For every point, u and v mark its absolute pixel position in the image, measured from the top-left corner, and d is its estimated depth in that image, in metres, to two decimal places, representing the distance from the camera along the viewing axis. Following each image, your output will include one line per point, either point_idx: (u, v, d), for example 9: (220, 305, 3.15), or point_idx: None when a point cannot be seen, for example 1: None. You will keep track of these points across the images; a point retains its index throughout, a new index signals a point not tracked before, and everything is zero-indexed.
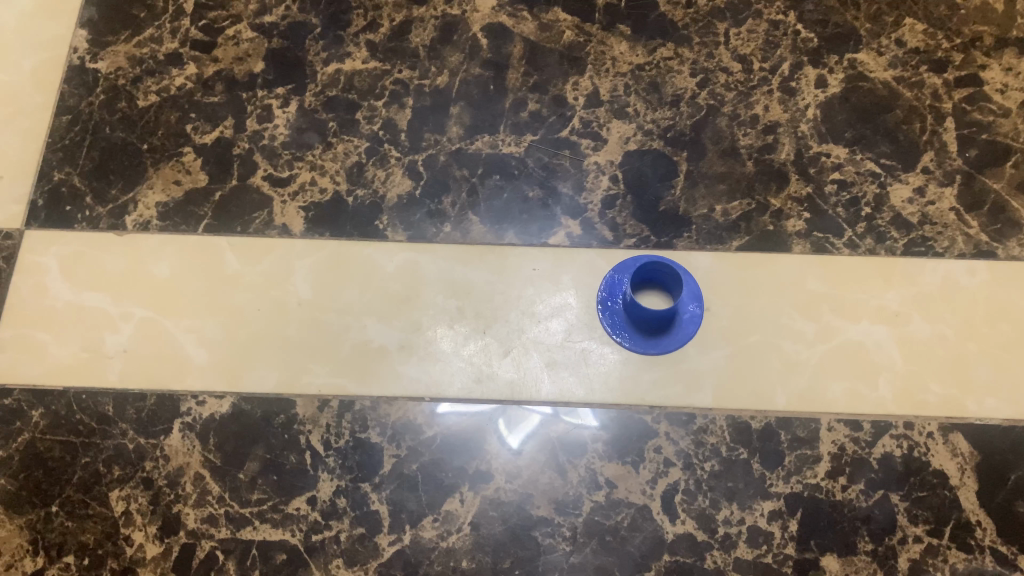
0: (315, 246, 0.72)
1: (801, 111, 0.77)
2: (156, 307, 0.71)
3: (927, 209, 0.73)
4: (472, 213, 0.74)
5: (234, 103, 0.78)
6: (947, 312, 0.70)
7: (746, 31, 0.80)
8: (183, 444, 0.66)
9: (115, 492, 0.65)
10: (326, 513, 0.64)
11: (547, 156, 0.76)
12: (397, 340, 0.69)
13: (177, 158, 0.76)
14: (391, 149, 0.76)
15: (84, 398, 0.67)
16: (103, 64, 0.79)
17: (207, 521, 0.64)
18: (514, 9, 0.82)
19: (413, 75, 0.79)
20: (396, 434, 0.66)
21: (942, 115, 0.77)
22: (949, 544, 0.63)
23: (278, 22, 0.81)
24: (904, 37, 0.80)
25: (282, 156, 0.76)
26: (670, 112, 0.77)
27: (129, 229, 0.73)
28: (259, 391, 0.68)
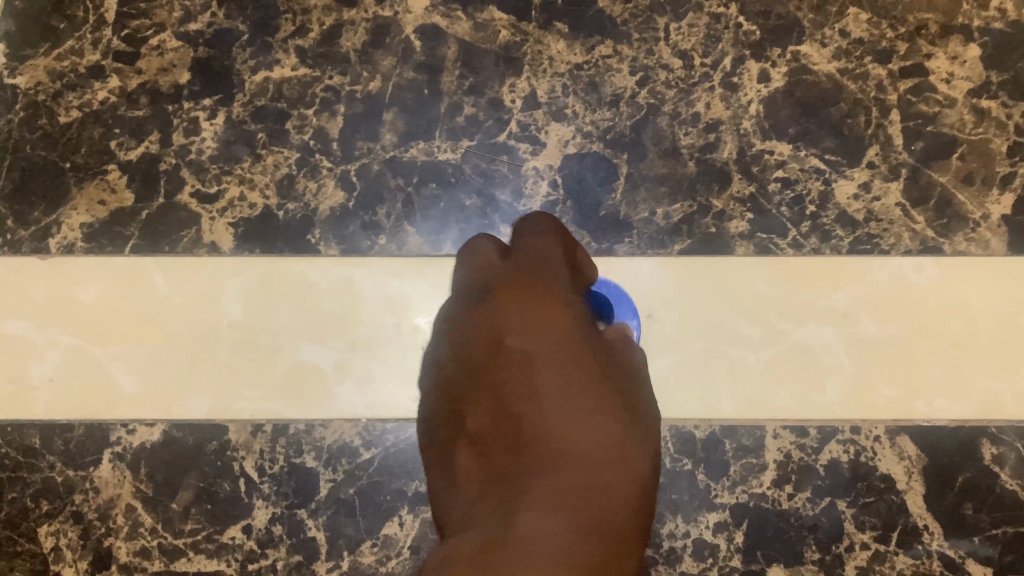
0: (246, 264, 0.70)
1: (744, 107, 0.75)
2: (82, 333, 0.69)
3: (872, 206, 0.72)
4: (408, 223, 0.72)
5: (159, 116, 0.75)
6: (897, 312, 0.69)
7: (686, 25, 0.77)
8: (113, 475, 0.65)
9: (44, 527, 0.64)
10: (262, 541, 0.63)
11: (484, 161, 0.74)
12: (332, 359, 0.67)
13: (102, 176, 0.73)
14: (322, 160, 0.73)
15: (9, 431, 0.65)
16: (21, 79, 0.76)
17: (139, 554, 0.63)
18: (448, 9, 0.78)
19: (344, 81, 0.76)
20: (333, 458, 0.65)
21: (887, 107, 0.75)
22: (897, 550, 0.64)
23: (203, 29, 0.78)
24: (848, 26, 0.78)
25: (210, 170, 0.73)
26: (609, 112, 0.75)
27: (54, 253, 0.71)
28: (191, 418, 0.66)
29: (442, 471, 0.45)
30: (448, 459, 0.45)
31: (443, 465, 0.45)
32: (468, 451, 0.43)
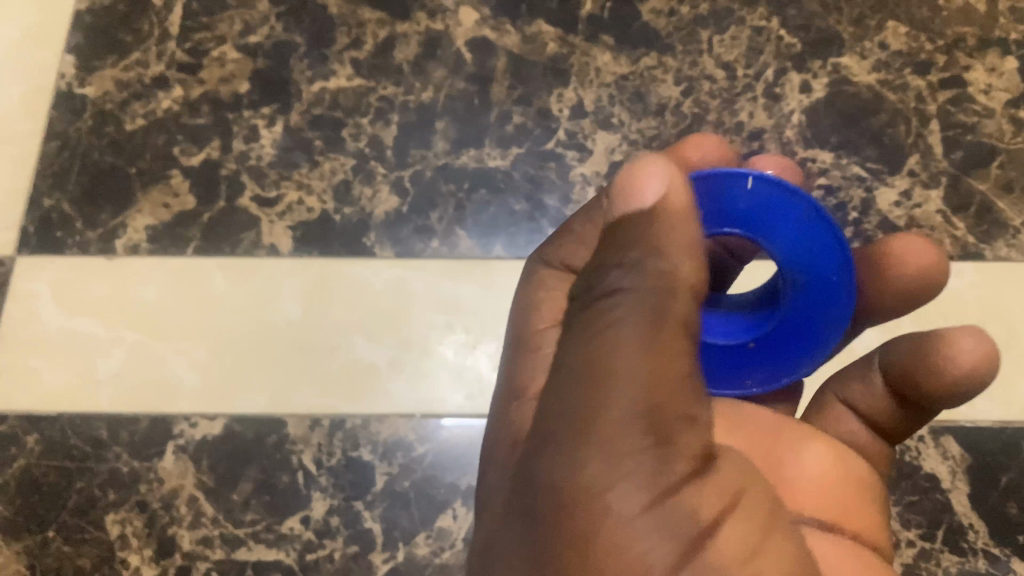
0: (302, 265, 0.73)
1: (786, 117, 0.77)
2: (145, 330, 0.71)
3: (914, 213, 0.74)
4: (459, 227, 0.74)
5: (220, 124, 0.78)
6: (934, 314, 0.70)
7: (729, 37, 0.80)
8: (177, 466, 0.67)
9: (111, 515, 0.66)
10: (320, 532, 0.65)
11: (533, 167, 0.76)
12: (386, 356, 0.70)
13: (166, 181, 0.76)
14: (377, 166, 0.76)
15: (78, 422, 0.68)
16: (91, 89, 0.80)
17: (202, 543, 0.65)
18: (497, 22, 0.81)
19: (398, 91, 0.79)
20: (388, 451, 0.67)
21: (927, 117, 0.77)
22: (943, 548, 0.64)
23: (263, 42, 0.81)
24: (887, 39, 0.80)
25: (270, 176, 0.76)
26: (655, 121, 0.77)
27: (120, 254, 0.74)
28: (251, 412, 0.68)
29: (598, 525, 0.38)
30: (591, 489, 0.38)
31: (593, 520, 0.38)
32: (668, 538, 0.38)
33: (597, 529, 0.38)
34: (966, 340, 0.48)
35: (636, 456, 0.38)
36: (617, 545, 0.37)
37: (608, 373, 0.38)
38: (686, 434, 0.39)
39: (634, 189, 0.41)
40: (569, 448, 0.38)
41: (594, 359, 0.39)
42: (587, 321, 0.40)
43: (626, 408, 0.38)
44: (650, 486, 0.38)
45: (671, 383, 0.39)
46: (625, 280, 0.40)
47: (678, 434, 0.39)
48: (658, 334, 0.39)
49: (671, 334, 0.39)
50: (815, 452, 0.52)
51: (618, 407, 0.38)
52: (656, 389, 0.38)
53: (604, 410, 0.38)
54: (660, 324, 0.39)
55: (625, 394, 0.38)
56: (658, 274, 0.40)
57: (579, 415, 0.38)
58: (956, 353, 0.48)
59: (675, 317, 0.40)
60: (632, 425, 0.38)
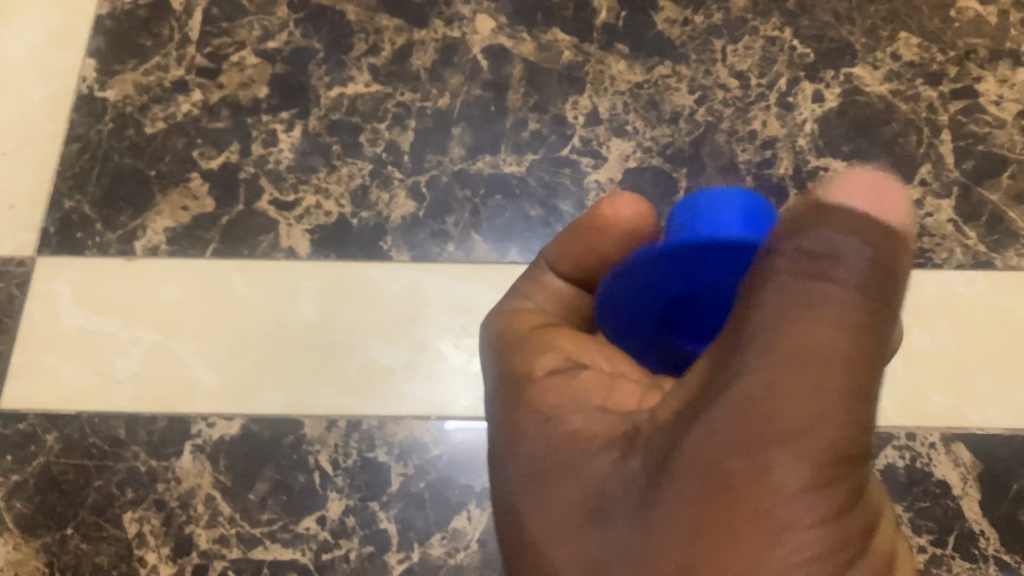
0: (320, 268, 0.73)
1: (798, 126, 0.78)
2: (164, 330, 0.72)
3: (925, 221, 0.74)
4: (474, 232, 0.75)
5: (239, 128, 0.79)
6: (946, 321, 0.71)
7: (742, 47, 0.81)
8: (194, 466, 0.67)
9: (128, 514, 0.67)
10: (335, 532, 0.66)
11: (548, 174, 0.77)
12: (402, 359, 0.70)
13: (185, 184, 0.77)
14: (394, 171, 0.77)
15: (97, 421, 0.69)
16: (111, 93, 0.81)
17: (219, 541, 0.66)
18: (513, 30, 0.82)
19: (415, 97, 0.80)
20: (403, 453, 0.67)
21: (938, 127, 0.78)
22: (954, 554, 0.65)
23: (281, 48, 0.82)
24: (899, 50, 0.81)
25: (288, 180, 0.77)
26: (669, 129, 0.78)
27: (139, 255, 0.74)
28: (268, 413, 0.69)
29: (752, 540, 0.32)
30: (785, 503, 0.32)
31: (754, 535, 0.32)
32: (816, 562, 0.32)
33: (755, 537, 0.32)
34: (907, 288, 0.53)
35: (817, 466, 0.32)
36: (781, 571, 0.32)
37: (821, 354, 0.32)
38: (858, 455, 0.32)
39: (844, 193, 0.34)
40: (742, 447, 0.33)
41: (801, 346, 0.33)
42: (787, 302, 0.34)
43: (814, 405, 0.32)
44: (822, 499, 0.32)
45: (856, 387, 0.32)
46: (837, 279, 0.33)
47: (857, 454, 0.32)
48: (864, 325, 0.33)
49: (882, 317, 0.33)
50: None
51: (802, 404, 0.32)
52: (843, 399, 0.32)
53: (781, 411, 0.32)
54: (872, 316, 0.33)
55: (816, 387, 0.32)
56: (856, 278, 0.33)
57: (768, 401, 0.33)
58: (906, 300, 0.53)
59: (866, 313, 0.33)
60: (822, 429, 0.32)
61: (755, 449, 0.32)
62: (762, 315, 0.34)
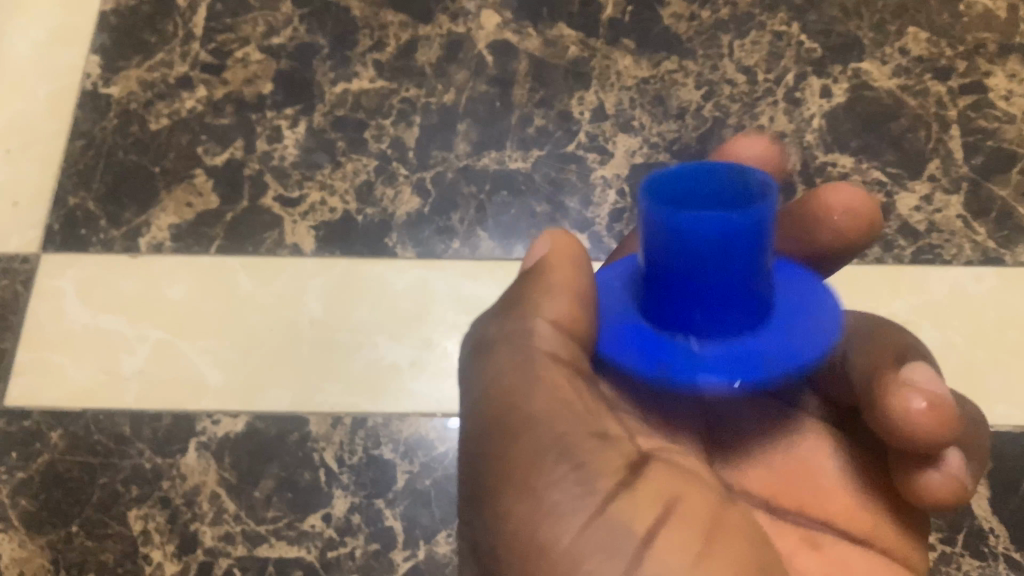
0: (326, 265, 0.73)
1: (806, 121, 0.77)
2: (169, 327, 0.72)
3: (934, 217, 0.74)
4: (480, 228, 0.74)
5: (243, 124, 0.79)
6: (955, 319, 0.70)
7: (750, 42, 0.80)
8: (199, 463, 0.67)
9: (134, 511, 0.66)
10: (341, 529, 0.65)
11: (554, 170, 0.76)
12: (408, 356, 0.70)
13: (189, 180, 0.77)
14: (399, 168, 0.77)
15: (102, 419, 0.68)
16: (116, 89, 0.80)
17: (224, 539, 0.65)
18: (519, 26, 0.82)
19: (420, 93, 0.79)
20: (409, 450, 0.67)
21: (947, 122, 0.77)
22: (963, 552, 0.64)
23: (286, 44, 0.82)
24: (907, 45, 0.80)
25: (293, 176, 0.76)
26: (676, 124, 0.77)
27: (144, 252, 0.74)
28: (273, 410, 0.68)
29: (546, 566, 0.40)
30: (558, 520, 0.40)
31: (534, 562, 0.40)
32: (614, 555, 0.39)
33: (540, 537, 0.40)
34: (918, 399, 0.42)
35: (560, 496, 0.40)
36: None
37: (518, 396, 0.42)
38: (601, 451, 0.41)
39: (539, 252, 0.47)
40: (494, 494, 0.41)
41: (496, 402, 0.42)
42: (478, 357, 0.45)
43: (536, 443, 0.41)
44: (582, 507, 0.40)
45: (562, 411, 0.42)
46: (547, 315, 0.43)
47: (587, 453, 0.41)
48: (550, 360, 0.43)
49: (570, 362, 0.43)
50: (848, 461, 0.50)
51: (536, 442, 0.41)
52: (555, 422, 0.41)
53: (518, 456, 0.41)
54: (555, 359, 0.43)
55: (536, 431, 0.41)
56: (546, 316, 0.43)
57: (510, 454, 0.41)
58: (907, 418, 0.42)
59: (560, 349, 0.43)
60: (545, 461, 0.41)
61: (513, 494, 0.41)
62: (473, 376, 0.44)
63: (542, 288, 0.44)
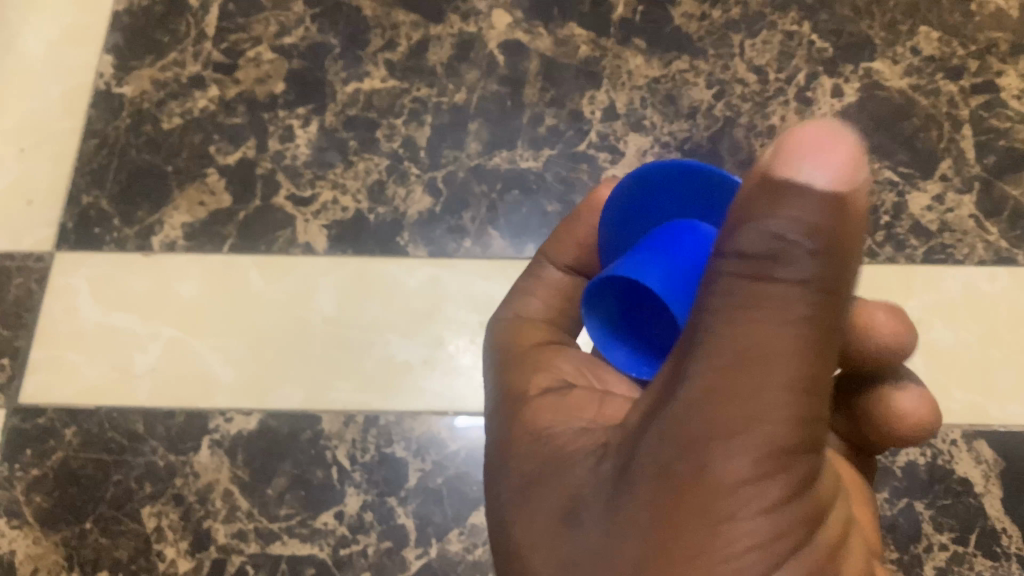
0: (338, 264, 0.73)
1: (818, 121, 0.77)
2: (182, 326, 0.72)
3: (946, 217, 0.74)
4: (492, 227, 0.74)
5: (255, 124, 0.79)
6: (967, 318, 0.70)
7: (761, 42, 0.80)
8: (212, 461, 0.67)
9: (147, 508, 0.67)
10: (353, 527, 0.66)
11: (566, 169, 0.76)
12: (419, 355, 0.70)
13: (202, 179, 0.77)
14: (411, 167, 0.77)
15: (115, 416, 0.69)
16: (129, 89, 0.81)
17: (237, 536, 0.66)
18: (530, 25, 0.82)
19: (431, 93, 0.79)
20: (421, 448, 0.67)
21: (959, 122, 0.77)
22: (976, 551, 0.64)
23: (298, 43, 0.82)
24: (919, 45, 0.80)
25: (305, 175, 0.77)
26: (687, 124, 0.78)
27: (157, 250, 0.74)
28: (286, 408, 0.69)
29: (717, 538, 0.32)
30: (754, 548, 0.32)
31: (714, 526, 0.32)
32: (792, 561, 0.33)
33: (722, 554, 0.32)
34: (881, 314, 0.43)
35: (779, 463, 0.32)
36: (738, 556, 0.32)
37: (770, 360, 0.32)
38: (816, 449, 0.34)
39: (808, 145, 0.32)
40: (699, 444, 0.33)
41: (730, 354, 0.33)
42: (718, 294, 0.33)
43: (774, 415, 0.32)
44: (788, 497, 0.33)
45: (817, 392, 0.33)
46: (806, 267, 0.32)
47: (815, 448, 0.34)
48: (807, 330, 0.32)
49: (828, 337, 0.33)
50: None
51: (768, 415, 0.32)
52: (806, 400, 0.33)
53: (742, 427, 0.32)
54: (816, 327, 0.33)
55: (769, 400, 0.32)
56: (819, 272, 0.32)
57: (737, 408, 0.32)
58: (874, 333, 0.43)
59: (836, 322, 0.33)
60: (777, 436, 0.32)
61: (709, 446, 0.33)
62: (700, 325, 0.34)
63: (821, 238, 0.32)
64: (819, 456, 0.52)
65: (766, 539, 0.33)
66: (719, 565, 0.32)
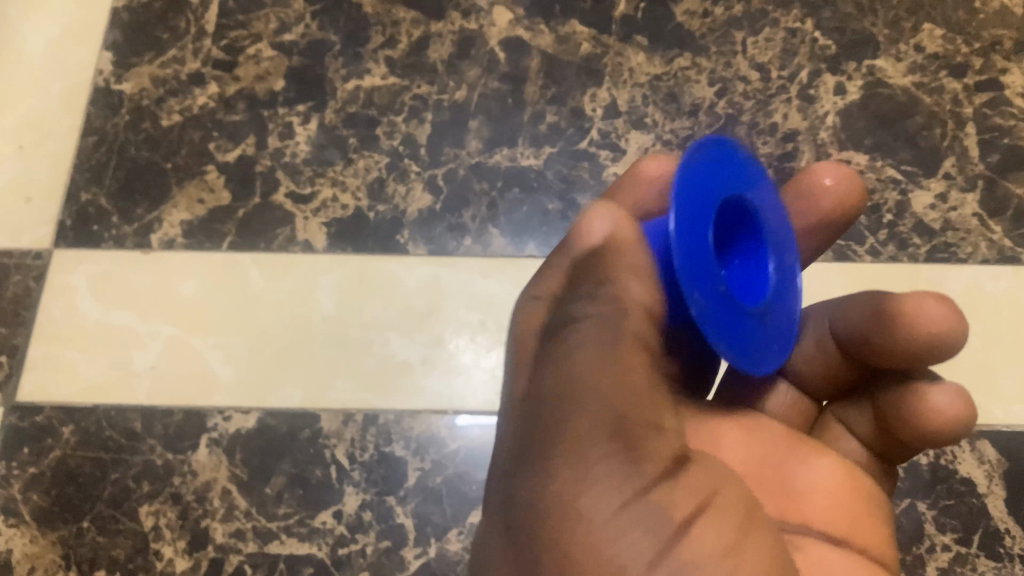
0: (338, 262, 0.73)
1: (820, 119, 0.77)
2: (181, 324, 0.72)
3: (950, 215, 0.73)
4: (492, 226, 0.74)
5: (255, 121, 0.79)
6: (970, 317, 0.70)
7: (763, 39, 0.80)
8: (210, 459, 0.67)
9: (145, 507, 0.66)
10: (352, 526, 0.65)
11: (566, 167, 0.76)
12: (419, 354, 0.70)
13: (201, 177, 0.77)
14: (411, 165, 0.76)
15: (113, 414, 0.69)
16: (128, 86, 0.80)
17: (235, 535, 0.65)
18: (531, 22, 0.81)
19: (431, 90, 0.79)
20: (420, 447, 0.67)
21: (963, 120, 0.77)
22: (979, 553, 0.64)
23: (298, 40, 0.82)
24: (923, 42, 0.80)
25: (304, 173, 0.76)
26: (688, 122, 0.77)
27: (155, 248, 0.74)
28: (286, 407, 0.68)
29: (574, 530, 0.39)
30: (602, 524, 0.39)
31: (570, 524, 0.39)
32: (648, 532, 0.39)
33: (574, 538, 0.39)
34: (930, 302, 0.45)
35: (605, 457, 0.40)
36: (595, 539, 0.39)
37: (576, 383, 0.41)
38: (650, 438, 0.41)
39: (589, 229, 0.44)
40: (541, 460, 0.41)
41: (552, 384, 0.42)
42: (545, 352, 0.43)
43: (592, 419, 0.40)
44: (627, 484, 0.40)
45: (631, 396, 0.41)
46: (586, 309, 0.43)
47: (645, 439, 0.41)
48: (603, 351, 0.41)
49: (629, 350, 0.42)
50: (826, 466, 0.51)
51: (589, 419, 0.40)
52: (618, 402, 0.41)
53: (568, 431, 0.40)
54: (620, 343, 0.42)
55: (587, 407, 0.40)
56: (614, 299, 0.43)
57: (567, 421, 0.40)
58: (924, 321, 0.45)
59: (633, 335, 0.42)
60: (598, 435, 0.40)
61: (556, 457, 0.40)
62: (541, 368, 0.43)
63: (591, 280, 0.44)
64: (832, 473, 0.50)
65: (608, 512, 0.39)
66: (586, 549, 0.39)
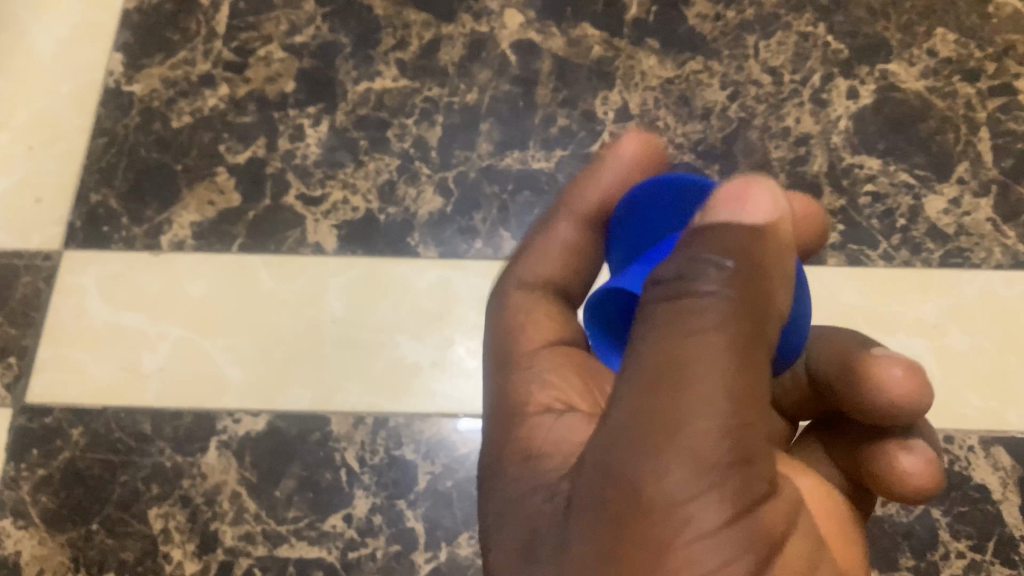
0: (349, 264, 0.73)
1: (833, 122, 0.77)
2: (192, 326, 0.71)
3: (963, 220, 0.73)
4: (503, 228, 0.74)
5: (266, 123, 0.78)
6: (984, 322, 0.70)
7: (776, 43, 0.80)
8: (220, 462, 0.67)
9: (155, 509, 0.66)
10: (362, 530, 0.65)
11: (577, 170, 0.76)
12: (430, 357, 0.70)
13: (211, 178, 0.76)
14: (422, 167, 0.76)
15: (122, 416, 0.68)
16: (138, 87, 0.80)
17: (245, 539, 0.65)
18: (542, 25, 0.81)
19: (443, 92, 0.79)
20: (431, 451, 0.67)
21: (975, 125, 0.76)
22: (993, 560, 0.64)
23: (309, 42, 0.81)
24: (936, 46, 0.79)
25: (315, 175, 0.76)
26: (700, 125, 0.77)
27: (165, 250, 0.74)
28: (296, 409, 0.68)
29: (675, 537, 0.35)
30: (700, 540, 0.35)
31: (672, 533, 0.35)
32: (744, 558, 0.35)
33: (671, 540, 0.35)
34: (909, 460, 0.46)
35: (726, 466, 0.35)
36: (698, 550, 0.35)
37: (702, 383, 0.35)
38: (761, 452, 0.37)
39: (739, 195, 0.38)
40: (646, 456, 0.35)
41: (662, 367, 0.36)
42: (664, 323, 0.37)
43: (719, 416, 0.35)
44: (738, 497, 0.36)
45: (756, 395, 0.36)
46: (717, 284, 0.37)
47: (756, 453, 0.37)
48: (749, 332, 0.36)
49: (760, 343, 0.37)
50: (806, 480, 0.47)
51: (712, 422, 0.35)
52: (744, 408, 0.36)
53: (690, 429, 0.35)
54: (753, 335, 0.36)
55: (714, 407, 0.35)
56: (749, 285, 0.37)
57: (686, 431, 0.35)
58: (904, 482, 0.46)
59: (767, 327, 0.37)
60: (726, 441, 0.35)
61: (667, 454, 0.35)
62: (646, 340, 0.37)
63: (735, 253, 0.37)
64: (814, 487, 0.46)
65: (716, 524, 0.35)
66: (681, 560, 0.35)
